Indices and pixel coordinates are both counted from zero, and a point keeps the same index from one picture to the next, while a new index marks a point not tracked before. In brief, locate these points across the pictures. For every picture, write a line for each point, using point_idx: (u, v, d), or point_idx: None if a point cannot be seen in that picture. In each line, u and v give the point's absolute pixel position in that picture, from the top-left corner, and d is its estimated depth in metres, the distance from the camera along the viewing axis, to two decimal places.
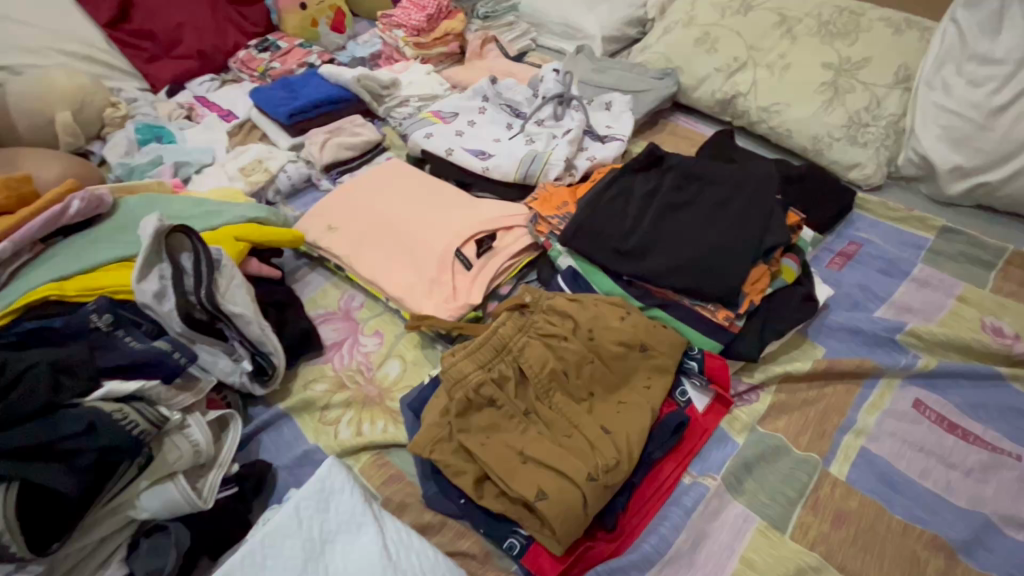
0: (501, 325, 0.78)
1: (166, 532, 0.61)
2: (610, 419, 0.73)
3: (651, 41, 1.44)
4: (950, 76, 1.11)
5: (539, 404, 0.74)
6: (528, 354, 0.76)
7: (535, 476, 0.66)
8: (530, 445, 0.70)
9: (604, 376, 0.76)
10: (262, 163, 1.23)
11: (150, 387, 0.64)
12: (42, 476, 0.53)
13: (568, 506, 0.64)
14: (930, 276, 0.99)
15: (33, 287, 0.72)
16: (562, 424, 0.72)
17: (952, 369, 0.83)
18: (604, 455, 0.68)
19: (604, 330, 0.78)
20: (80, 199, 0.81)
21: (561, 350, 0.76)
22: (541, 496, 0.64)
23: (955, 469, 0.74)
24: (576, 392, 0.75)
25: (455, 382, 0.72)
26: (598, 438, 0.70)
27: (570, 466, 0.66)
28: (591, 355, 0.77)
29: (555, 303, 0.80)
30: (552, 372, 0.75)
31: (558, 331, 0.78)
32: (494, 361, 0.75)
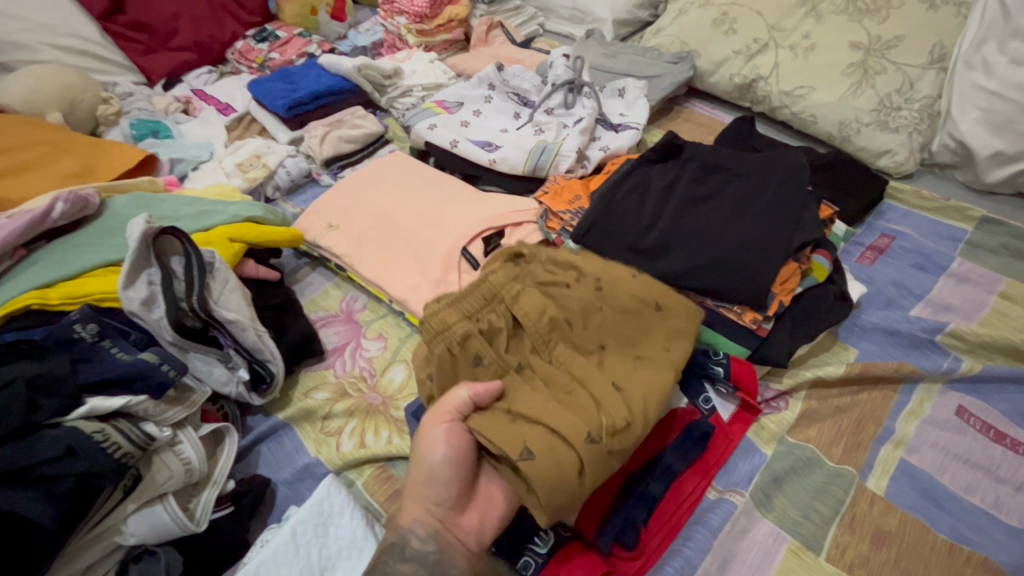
0: (492, 273, 0.72)
1: (156, 558, 0.58)
2: (621, 375, 0.65)
3: (664, 24, 1.37)
4: (991, 54, 1.02)
5: (538, 357, 0.68)
6: (525, 302, 0.69)
7: (523, 429, 0.59)
8: (522, 398, 0.63)
9: (615, 327, 0.69)
10: (259, 158, 1.18)
11: (138, 402, 0.60)
12: (17, 506, 0.49)
13: (562, 464, 0.56)
14: (970, 271, 0.92)
15: (14, 296, 0.68)
16: (563, 380, 0.66)
17: (998, 373, 0.77)
18: (611, 412, 0.61)
19: (615, 285, 0.71)
20: (64, 200, 0.76)
21: (563, 299, 0.70)
22: (527, 454, 0.56)
23: (1004, 484, 0.68)
24: (582, 343, 0.69)
25: (438, 332, 0.67)
26: (604, 394, 0.63)
27: (566, 421, 0.59)
28: (597, 305, 0.70)
29: (554, 254, 0.74)
30: (552, 321, 0.69)
31: (560, 280, 0.72)
32: (485, 308, 0.69)
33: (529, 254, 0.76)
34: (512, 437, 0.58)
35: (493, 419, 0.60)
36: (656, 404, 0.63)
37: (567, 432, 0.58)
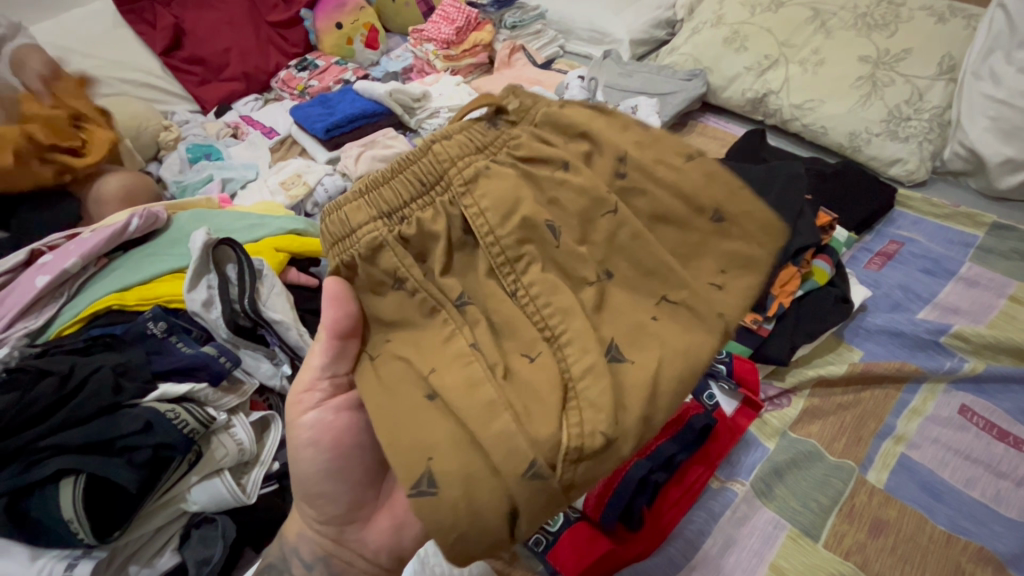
0: (442, 140, 0.52)
1: (214, 525, 0.66)
2: (626, 336, 0.47)
3: (679, 43, 1.44)
4: (999, 64, 1.04)
5: (498, 280, 0.50)
6: (487, 195, 0.50)
7: (437, 432, 0.43)
8: (455, 367, 0.45)
9: (634, 247, 0.50)
10: (300, 177, 1.30)
11: (200, 388, 0.69)
12: (105, 471, 0.57)
13: (480, 505, 0.41)
14: (979, 276, 0.94)
15: (97, 298, 0.78)
16: (531, 336, 0.47)
17: (1003, 373, 0.78)
18: (588, 418, 0.42)
19: (648, 181, 0.52)
20: (138, 217, 0.87)
21: (551, 191, 0.50)
22: (430, 486, 0.41)
23: (1005, 479, 0.70)
24: (573, 268, 0.49)
25: (339, 237, 0.51)
26: (585, 376, 0.44)
27: (499, 439, 0.42)
28: (602, 203, 0.50)
29: (553, 113, 0.53)
30: (523, 225, 0.49)
31: (554, 158, 0.51)
32: (422, 198, 0.51)
33: (518, 114, 0.55)
34: (414, 448, 0.43)
35: (402, 402, 0.45)
36: (672, 384, 0.45)
37: (498, 459, 0.41)
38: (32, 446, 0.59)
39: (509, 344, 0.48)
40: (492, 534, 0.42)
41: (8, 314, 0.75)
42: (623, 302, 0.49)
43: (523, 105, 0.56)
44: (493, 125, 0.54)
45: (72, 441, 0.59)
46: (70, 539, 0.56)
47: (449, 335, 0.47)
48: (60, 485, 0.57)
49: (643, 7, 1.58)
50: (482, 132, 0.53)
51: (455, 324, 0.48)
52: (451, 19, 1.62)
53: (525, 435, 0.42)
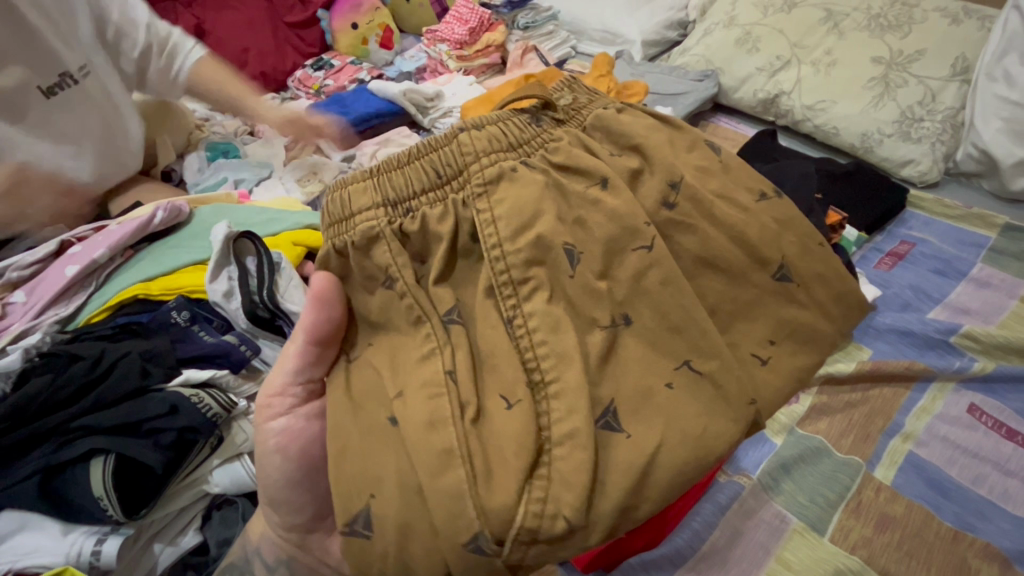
0: (472, 131, 0.51)
1: (234, 506, 0.68)
2: (631, 400, 0.44)
3: (691, 44, 1.44)
4: (1013, 65, 1.03)
5: (495, 300, 0.48)
6: (504, 201, 0.48)
7: (384, 468, 0.44)
8: (421, 402, 0.44)
9: (658, 297, 0.48)
10: (316, 174, 1.33)
11: (221, 375, 0.71)
12: (133, 451, 0.60)
13: (411, 555, 0.43)
14: (990, 276, 0.94)
15: (123, 288, 0.81)
16: (514, 378, 0.45)
17: (1013, 373, 0.78)
18: (555, 496, 0.41)
19: (704, 221, 0.51)
20: (163, 210, 0.89)
21: (579, 211, 0.49)
22: (365, 527, 0.43)
23: (1012, 477, 0.70)
24: (587, 308, 0.47)
25: (338, 218, 0.50)
26: (564, 443, 0.42)
27: (445, 498, 0.41)
28: (636, 234, 0.48)
29: (605, 119, 0.53)
30: (534, 243, 0.47)
31: (592, 172, 0.50)
32: (434, 191, 0.50)
33: (564, 113, 0.54)
34: (360, 481, 0.44)
35: (360, 432, 0.46)
36: (665, 466, 0.43)
37: (441, 519, 0.41)
38: (64, 426, 0.62)
39: (490, 380, 0.46)
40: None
41: (39, 303, 0.78)
42: (637, 355, 0.46)
43: (573, 103, 0.55)
44: (537, 120, 0.53)
45: (102, 422, 0.61)
46: (101, 514, 0.59)
47: (428, 354, 0.46)
48: (91, 463, 0.59)
49: (654, 9, 1.60)
50: (520, 129, 0.51)
51: (436, 343, 0.47)
52: (464, 20, 1.65)
53: (474, 503, 0.41)
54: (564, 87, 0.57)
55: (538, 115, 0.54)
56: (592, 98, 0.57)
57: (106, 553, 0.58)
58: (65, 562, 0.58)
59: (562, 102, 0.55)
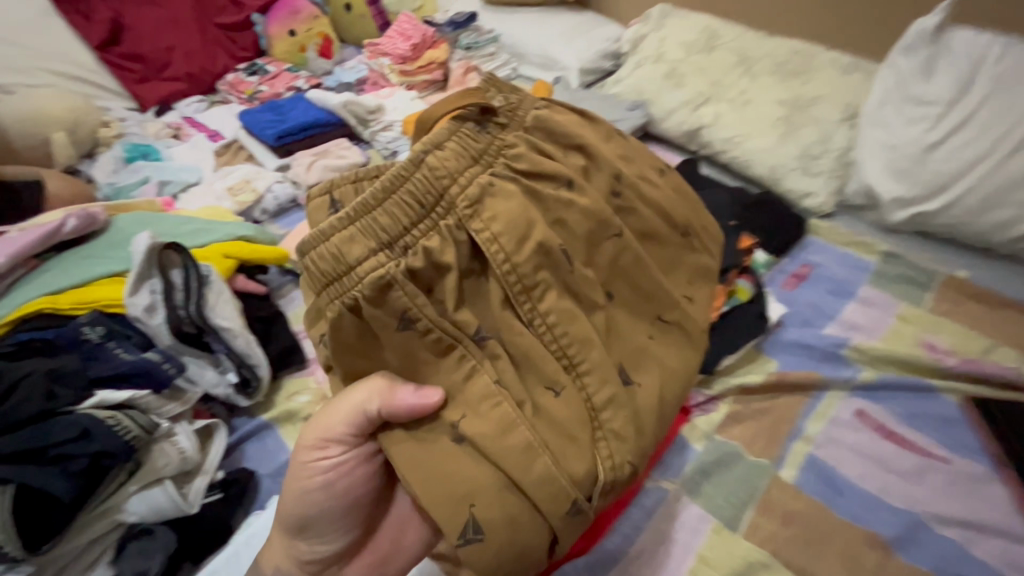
0: (435, 151, 0.50)
1: (153, 535, 0.64)
2: (630, 358, 0.58)
3: (623, 75, 1.55)
4: (891, 114, 1.17)
5: (513, 308, 0.52)
6: (497, 217, 0.50)
7: (478, 483, 0.50)
8: (490, 412, 0.51)
9: (627, 271, 0.59)
10: (249, 184, 1.26)
11: (141, 396, 0.68)
12: (37, 480, 0.55)
13: (523, 539, 0.51)
14: (874, 296, 1.07)
15: (27, 301, 0.74)
16: (553, 370, 0.53)
17: (890, 381, 0.90)
18: (614, 452, 0.54)
19: (638, 203, 0.62)
20: (75, 217, 0.83)
21: (558, 213, 0.54)
22: (476, 534, 0.50)
23: (891, 472, 0.80)
24: (587, 295, 0.56)
25: (334, 274, 0.48)
26: (607, 407, 0.54)
27: (541, 481, 0.50)
28: (606, 226, 0.57)
29: (543, 119, 0.57)
30: (541, 247, 0.52)
31: (558, 176, 0.55)
32: (423, 222, 0.49)
33: (504, 116, 0.55)
34: (456, 500, 0.50)
35: (439, 457, 0.52)
36: (667, 395, 0.59)
37: (539, 498, 0.51)
38: None
39: (532, 376, 0.53)
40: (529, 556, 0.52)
41: None
42: (622, 320, 0.60)
43: (507, 105, 0.56)
44: (482, 128, 0.53)
45: (1, 449, 0.56)
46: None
47: (470, 372, 0.51)
48: None
49: (590, 40, 1.69)
50: (475, 141, 0.52)
51: (475, 360, 0.52)
52: (407, 36, 1.68)
53: (563, 472, 0.51)
54: (492, 86, 0.57)
55: (483, 124, 0.54)
56: (518, 93, 0.58)
57: None
58: None
59: (498, 105, 0.55)
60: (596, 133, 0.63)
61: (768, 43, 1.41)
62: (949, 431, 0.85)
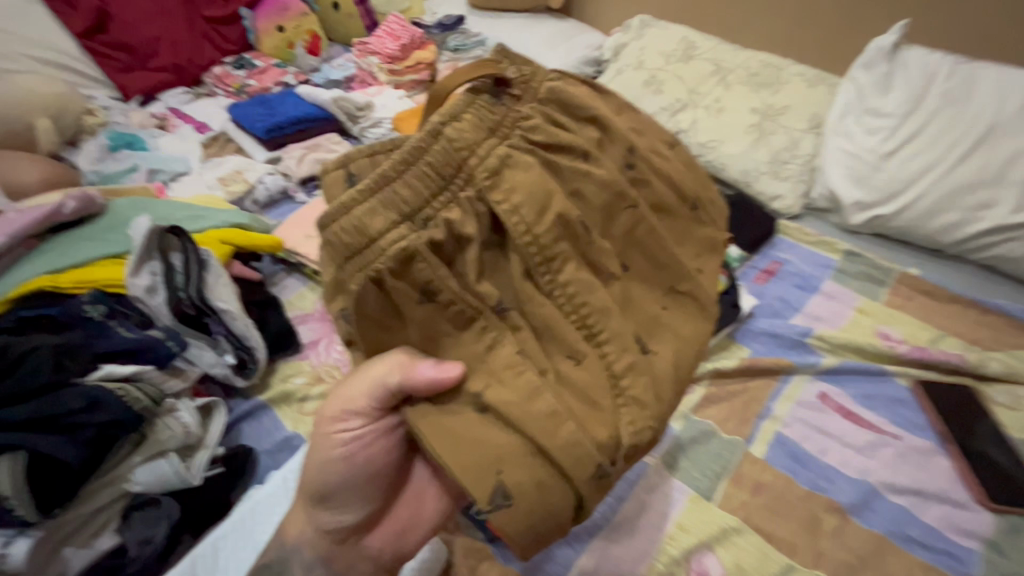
0: (453, 123, 0.48)
1: (157, 505, 0.66)
2: (646, 328, 0.53)
3: (605, 80, 1.62)
4: (852, 125, 1.26)
5: (534, 280, 0.50)
6: (515, 188, 0.49)
7: (502, 448, 0.47)
8: (514, 380, 0.48)
9: (645, 239, 0.55)
10: (241, 174, 1.29)
11: (146, 371, 0.70)
12: (47, 446, 0.56)
13: (553, 504, 0.47)
14: (836, 291, 1.16)
15: (27, 279, 0.75)
16: (575, 340, 0.49)
17: (850, 367, 0.98)
18: (634, 419, 0.49)
19: (651, 174, 0.57)
20: (74, 198, 0.84)
21: (575, 183, 0.52)
22: (505, 500, 0.46)
23: (849, 447, 0.88)
24: (604, 266, 0.52)
25: (355, 245, 0.46)
26: (627, 374, 0.50)
27: (568, 446, 0.47)
28: (622, 197, 0.54)
29: (556, 90, 0.54)
30: (558, 217, 0.49)
31: (574, 147, 0.52)
32: (444, 193, 0.47)
33: (518, 89, 0.54)
34: (482, 467, 0.46)
35: (463, 424, 0.49)
36: (682, 367, 0.54)
37: (564, 461, 0.47)
38: None
39: (554, 346, 0.49)
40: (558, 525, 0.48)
41: None
42: (638, 292, 0.55)
43: (520, 77, 0.54)
44: (497, 101, 0.52)
45: (10, 418, 0.57)
46: (7, 515, 0.55)
47: (492, 344, 0.49)
48: None
49: (574, 46, 1.76)
50: (490, 113, 0.51)
51: (496, 331, 0.49)
52: (396, 36, 1.71)
53: (591, 438, 0.47)
54: (504, 62, 0.56)
55: (497, 95, 0.53)
56: (530, 65, 0.56)
57: (15, 555, 0.55)
58: None
59: (512, 77, 0.54)
60: (606, 107, 0.59)
61: (741, 55, 1.50)
62: (900, 411, 0.93)
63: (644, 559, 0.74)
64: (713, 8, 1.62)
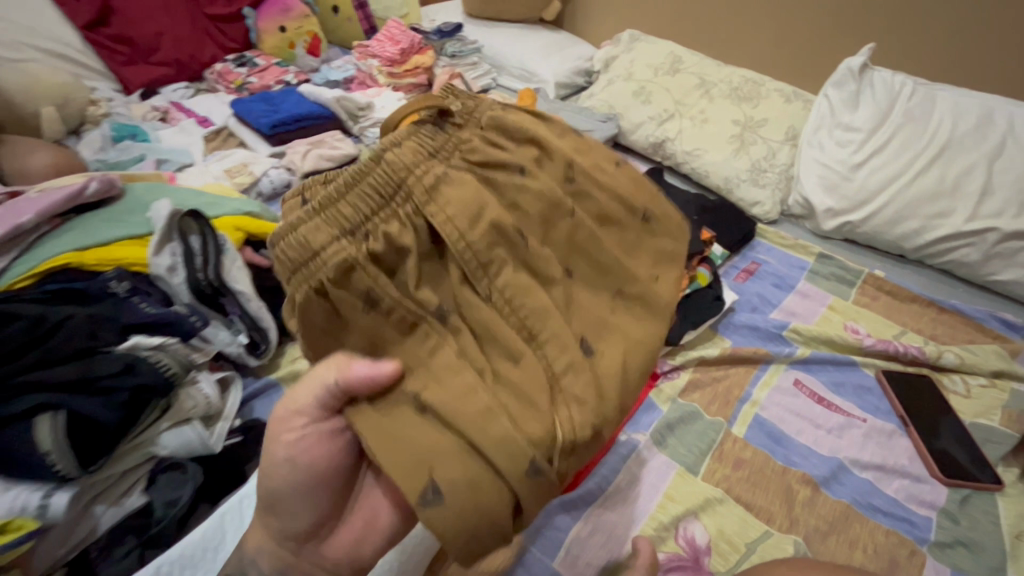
0: (393, 148, 0.51)
1: (184, 469, 0.70)
2: (593, 329, 0.54)
3: (597, 90, 1.71)
4: (824, 138, 1.37)
5: (472, 286, 0.51)
6: (452, 202, 0.50)
7: (435, 442, 0.46)
8: (450, 379, 0.48)
9: (585, 246, 0.56)
10: (246, 167, 1.33)
11: (172, 342, 0.73)
12: (86, 406, 0.60)
13: (488, 506, 0.45)
14: (810, 289, 1.25)
15: (53, 255, 0.78)
16: (515, 343, 0.50)
17: (822, 357, 1.06)
18: (572, 415, 0.49)
19: (594, 187, 0.58)
20: (96, 181, 0.88)
21: (512, 195, 0.53)
22: (436, 496, 0.44)
23: (821, 429, 0.96)
24: (542, 269, 0.53)
25: (301, 261, 0.47)
26: (566, 372, 0.50)
27: (500, 443, 0.46)
28: (559, 206, 0.55)
29: (497, 116, 0.55)
30: (493, 227, 0.51)
31: (509, 163, 0.54)
32: (383, 211, 0.49)
33: (460, 117, 0.55)
34: (414, 464, 0.45)
35: (397, 423, 0.48)
36: (633, 368, 0.54)
37: (501, 459, 0.45)
38: (4, 380, 0.61)
39: (494, 349, 0.51)
40: (496, 527, 0.46)
41: None
42: (583, 298, 0.56)
43: (464, 107, 0.56)
44: (439, 128, 0.54)
45: (52, 379, 0.61)
46: (46, 471, 0.58)
47: (435, 347, 0.50)
48: (37, 420, 0.58)
49: (566, 57, 1.84)
50: (431, 138, 0.53)
51: (438, 336, 0.50)
52: (396, 40, 1.77)
53: (525, 435, 0.46)
54: (450, 93, 0.58)
55: (438, 121, 0.55)
56: (473, 97, 0.58)
57: (55, 507, 0.57)
58: (7, 515, 0.56)
59: (455, 107, 0.56)
60: (550, 128, 0.59)
61: (724, 70, 1.60)
62: (867, 398, 1.02)
63: (636, 525, 0.80)
64: (697, 25, 1.72)
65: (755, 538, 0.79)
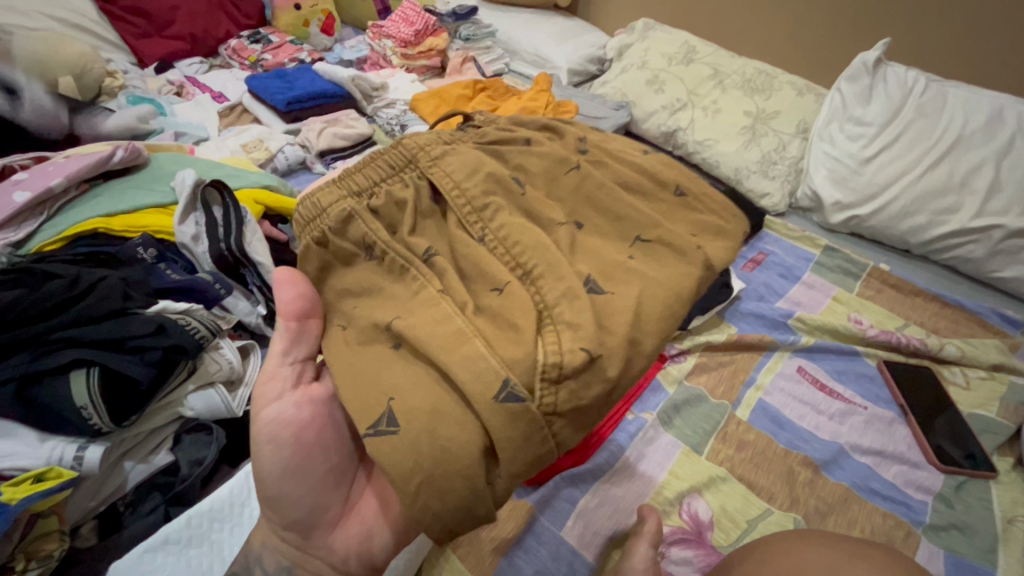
0: (411, 137, 0.70)
1: (208, 432, 0.73)
2: (606, 276, 0.61)
3: (610, 78, 1.72)
4: (835, 131, 1.38)
5: (466, 229, 0.63)
6: (453, 164, 0.66)
7: (400, 382, 0.54)
8: (426, 310, 0.57)
9: (589, 201, 0.69)
10: (262, 142, 1.34)
11: (197, 308, 0.75)
12: (120, 364, 0.63)
13: (459, 453, 0.50)
14: (815, 280, 1.27)
15: (82, 219, 0.81)
16: (503, 275, 0.59)
17: (826, 345, 1.09)
18: (565, 349, 0.53)
19: (613, 161, 0.75)
20: (123, 149, 0.89)
21: (516, 161, 0.71)
22: (389, 429, 0.51)
23: (822, 414, 0.98)
24: (544, 217, 0.65)
25: (312, 215, 0.66)
26: (560, 302, 0.56)
27: (467, 371, 0.52)
28: (564, 163, 0.71)
29: (515, 118, 0.78)
30: (488, 179, 0.66)
31: (518, 140, 0.73)
32: (392, 177, 0.67)
33: (480, 124, 0.78)
34: (373, 401, 0.53)
35: (407, 377, 0.54)
36: (648, 319, 0.59)
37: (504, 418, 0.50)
38: (42, 338, 0.64)
39: (479, 287, 0.60)
40: (459, 472, 0.50)
41: None
42: (598, 244, 0.66)
43: (487, 119, 0.79)
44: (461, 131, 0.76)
45: (89, 337, 0.64)
46: (84, 425, 0.61)
47: (418, 289, 0.59)
48: (74, 375, 0.61)
49: (579, 43, 1.84)
50: (450, 133, 0.73)
51: (423, 279, 0.60)
52: (410, 22, 1.76)
53: (499, 362, 0.52)
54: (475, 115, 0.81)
55: (462, 128, 0.78)
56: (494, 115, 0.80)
57: (90, 459, 0.61)
58: (46, 464, 0.60)
59: (479, 118, 0.79)
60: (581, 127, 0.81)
61: (737, 61, 1.60)
62: (867, 385, 1.04)
63: (641, 498, 0.83)
64: (710, 16, 1.73)
65: (757, 516, 0.82)
